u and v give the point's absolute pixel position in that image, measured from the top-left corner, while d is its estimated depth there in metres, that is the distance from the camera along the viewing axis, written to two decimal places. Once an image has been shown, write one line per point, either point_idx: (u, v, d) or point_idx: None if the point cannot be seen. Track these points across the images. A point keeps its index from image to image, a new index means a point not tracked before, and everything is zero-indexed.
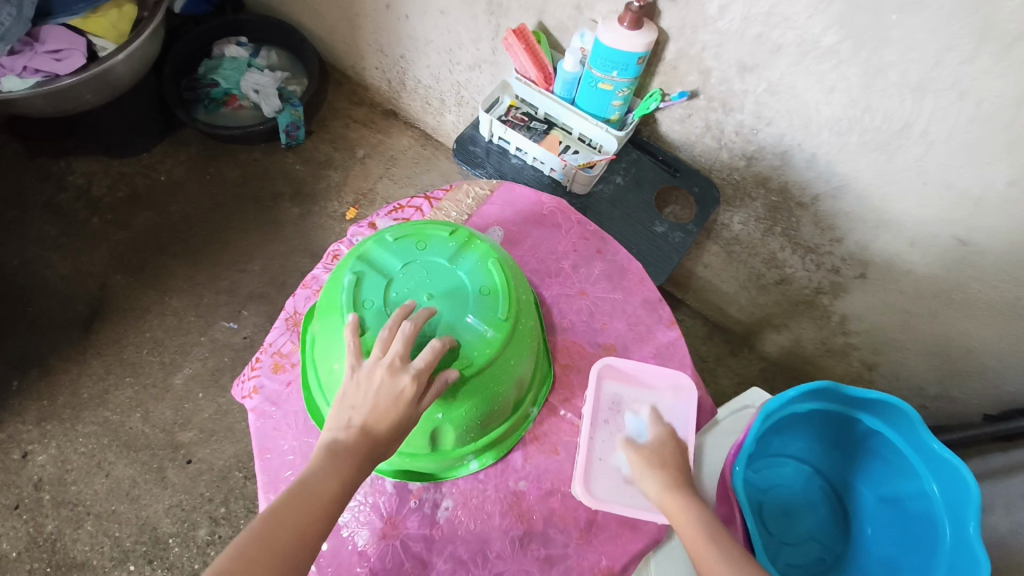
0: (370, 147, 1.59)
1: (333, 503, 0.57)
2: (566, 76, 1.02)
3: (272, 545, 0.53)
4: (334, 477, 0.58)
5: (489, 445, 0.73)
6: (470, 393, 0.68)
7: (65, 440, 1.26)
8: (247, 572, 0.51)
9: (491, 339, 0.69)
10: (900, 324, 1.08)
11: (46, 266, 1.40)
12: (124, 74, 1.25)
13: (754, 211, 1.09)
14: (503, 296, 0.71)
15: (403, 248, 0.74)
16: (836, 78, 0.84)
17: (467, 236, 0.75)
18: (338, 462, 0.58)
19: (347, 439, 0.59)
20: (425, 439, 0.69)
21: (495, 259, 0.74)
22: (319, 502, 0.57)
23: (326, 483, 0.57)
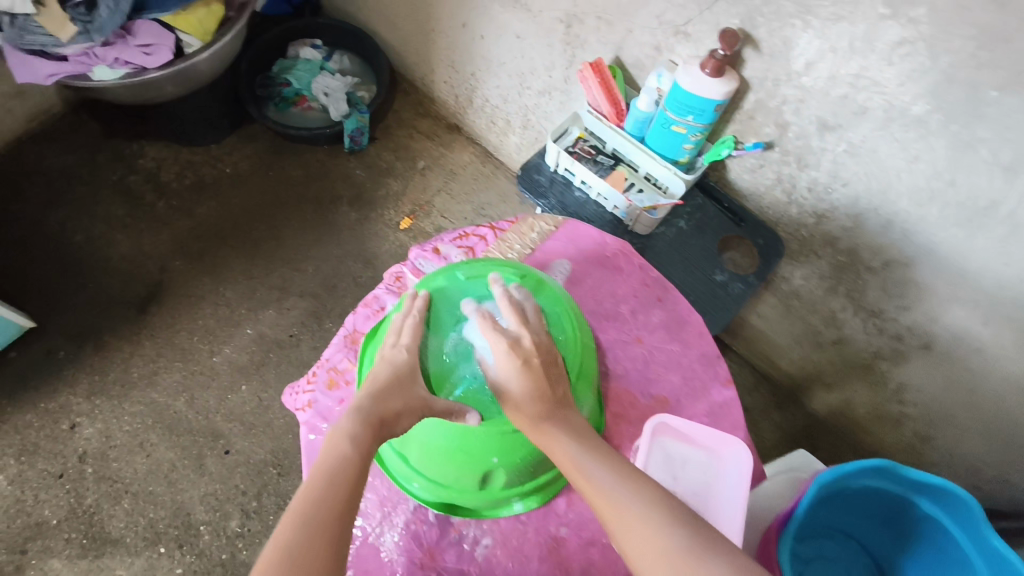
0: (431, 159, 1.61)
1: (355, 474, 0.56)
2: (639, 113, 1.01)
3: (306, 518, 0.51)
4: (345, 442, 0.58)
5: (537, 487, 0.73)
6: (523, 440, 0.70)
7: (112, 416, 1.30)
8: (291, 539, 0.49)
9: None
10: (961, 401, 1.05)
11: (111, 245, 1.45)
12: (205, 70, 1.29)
13: (819, 269, 1.07)
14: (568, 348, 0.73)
15: (477, 286, 0.76)
16: (922, 147, 0.82)
17: (537, 278, 0.77)
18: (348, 435, 0.59)
19: (350, 417, 0.61)
20: (477, 475, 0.70)
21: (563, 306, 0.76)
22: (338, 470, 0.56)
23: (337, 448, 0.58)
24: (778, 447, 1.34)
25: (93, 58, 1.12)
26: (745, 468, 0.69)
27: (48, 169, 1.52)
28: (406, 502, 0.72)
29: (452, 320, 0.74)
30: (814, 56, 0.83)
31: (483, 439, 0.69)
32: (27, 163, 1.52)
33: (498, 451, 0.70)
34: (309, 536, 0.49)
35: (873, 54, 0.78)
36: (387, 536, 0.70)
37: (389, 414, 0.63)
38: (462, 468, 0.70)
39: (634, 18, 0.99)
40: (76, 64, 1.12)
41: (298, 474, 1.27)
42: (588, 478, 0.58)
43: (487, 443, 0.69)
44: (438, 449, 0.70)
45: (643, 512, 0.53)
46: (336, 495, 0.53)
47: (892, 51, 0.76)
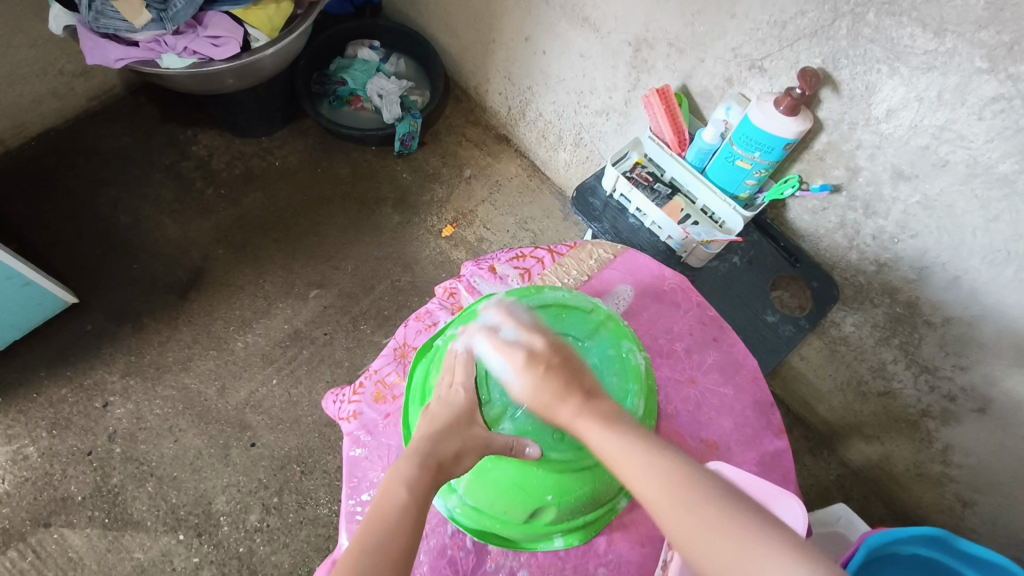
0: (477, 168, 1.61)
1: (410, 529, 0.55)
2: (703, 145, 0.99)
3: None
4: (401, 489, 0.58)
5: (580, 524, 0.72)
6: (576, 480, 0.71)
7: (144, 398, 1.31)
8: None
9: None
10: (1012, 469, 1.01)
11: (157, 228, 1.47)
12: (268, 65, 1.30)
13: (873, 317, 1.04)
14: (638, 394, 0.73)
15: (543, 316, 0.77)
16: (1003, 207, 0.79)
17: (606, 315, 0.78)
18: (406, 480, 0.59)
19: (407, 462, 0.61)
20: (525, 507, 0.70)
21: (629, 344, 0.76)
22: (394, 523, 0.55)
23: (394, 496, 0.57)
24: (810, 496, 1.29)
25: (162, 45, 1.15)
26: (797, 523, 0.65)
27: (104, 148, 1.54)
28: (444, 526, 0.72)
29: None
30: (897, 104, 0.81)
31: (540, 477, 0.70)
32: (84, 141, 1.54)
33: (554, 490, 0.70)
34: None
35: (962, 107, 0.76)
36: (421, 559, 0.71)
37: (447, 455, 0.63)
38: (514, 502, 0.70)
39: (708, 48, 0.97)
40: (146, 50, 1.14)
41: (320, 473, 1.26)
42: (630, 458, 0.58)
43: (544, 481, 0.70)
44: (491, 479, 0.71)
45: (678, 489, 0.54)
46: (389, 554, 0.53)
47: (982, 106, 0.74)
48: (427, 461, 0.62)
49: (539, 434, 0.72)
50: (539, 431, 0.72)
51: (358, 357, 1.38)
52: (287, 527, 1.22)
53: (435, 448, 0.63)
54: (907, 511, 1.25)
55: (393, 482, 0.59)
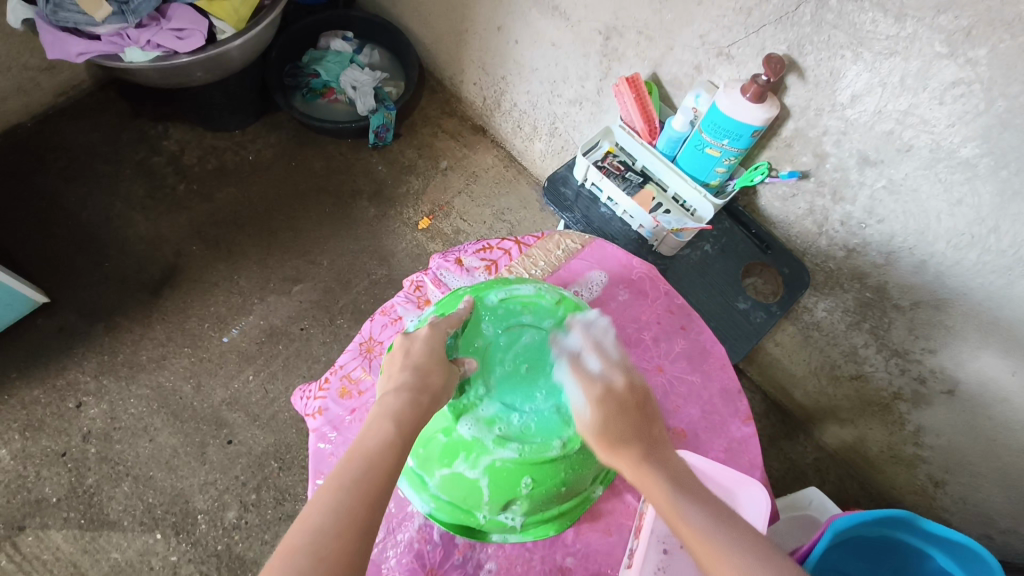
0: (454, 160, 1.60)
1: (393, 462, 0.58)
2: (673, 133, 0.99)
3: (337, 509, 0.53)
4: (387, 422, 0.60)
5: (553, 516, 0.72)
6: (550, 473, 0.69)
7: (118, 397, 1.29)
8: (331, 519, 0.52)
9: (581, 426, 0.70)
10: (981, 450, 1.02)
11: (129, 225, 1.45)
12: (237, 57, 1.28)
13: (844, 303, 1.04)
14: None
15: (511, 309, 0.76)
16: (966, 191, 0.80)
17: (573, 306, 0.78)
18: (393, 414, 0.60)
19: (396, 394, 0.62)
20: (498, 500, 0.69)
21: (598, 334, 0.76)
22: (376, 457, 0.57)
23: (382, 431, 0.59)
24: (786, 480, 1.31)
25: (125, 39, 1.13)
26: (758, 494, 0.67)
27: (73, 145, 1.52)
28: (412, 519, 0.72)
29: (486, 343, 0.74)
30: (861, 89, 0.81)
31: (513, 471, 0.68)
32: (52, 138, 1.51)
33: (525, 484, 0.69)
34: (339, 532, 0.52)
35: (923, 92, 0.76)
36: (389, 554, 0.71)
37: (436, 388, 0.64)
38: (488, 496, 0.69)
39: (676, 35, 0.97)
40: (108, 44, 1.12)
41: (298, 469, 1.26)
42: (683, 516, 0.56)
43: (517, 473, 0.68)
44: (462, 474, 0.69)
45: (740, 548, 0.53)
46: (368, 483, 0.55)
47: (943, 90, 0.74)
48: (420, 398, 0.62)
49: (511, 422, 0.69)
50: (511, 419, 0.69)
51: (336, 352, 1.37)
52: (266, 524, 1.22)
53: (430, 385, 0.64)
54: (882, 493, 1.27)
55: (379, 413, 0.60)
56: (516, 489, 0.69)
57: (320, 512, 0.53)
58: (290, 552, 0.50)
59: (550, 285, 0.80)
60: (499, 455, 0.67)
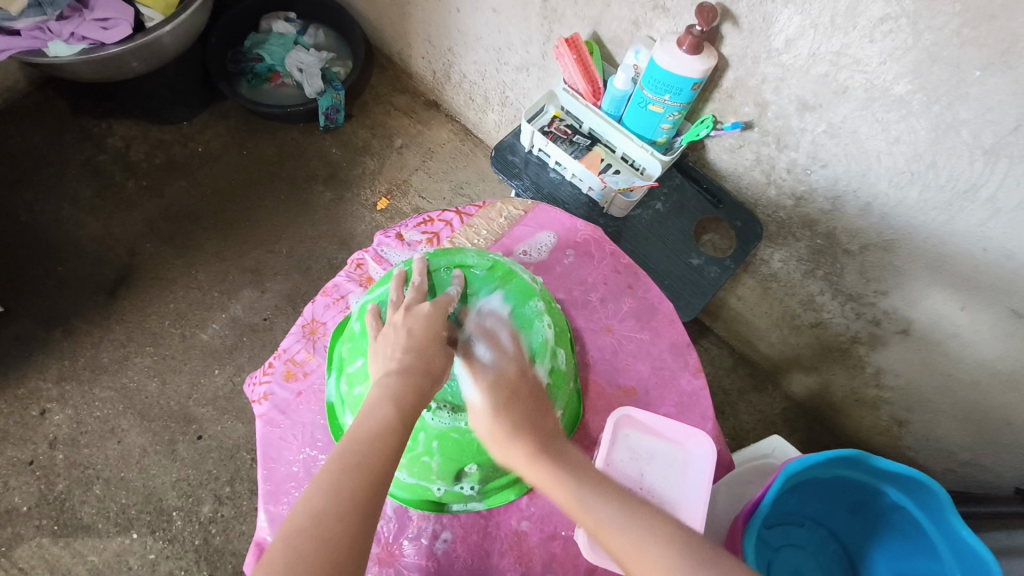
0: (409, 137, 1.57)
1: (394, 442, 0.58)
2: (616, 92, 0.97)
3: (337, 489, 0.53)
4: (389, 404, 0.60)
5: (514, 480, 0.72)
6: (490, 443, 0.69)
7: (82, 402, 1.27)
8: (335, 494, 0.53)
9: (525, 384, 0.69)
10: (937, 386, 1.04)
11: (80, 227, 1.41)
12: (171, 44, 1.24)
13: (797, 252, 1.05)
14: (543, 344, 0.72)
15: (443, 279, 0.74)
16: (903, 129, 0.79)
17: (507, 270, 0.76)
18: (392, 396, 0.61)
19: (394, 375, 0.62)
20: (450, 473, 0.69)
21: (535, 297, 0.75)
22: (375, 439, 0.57)
23: (382, 411, 0.59)
24: (757, 431, 1.32)
25: (47, 33, 1.09)
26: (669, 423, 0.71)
27: (15, 148, 1.47)
28: None
29: None
30: (794, 33, 0.80)
31: (457, 437, 0.68)
32: None
33: (472, 450, 0.68)
34: (342, 511, 0.52)
35: (855, 31, 0.75)
36: None
37: (435, 368, 0.64)
38: (438, 469, 0.69)
39: None
40: (28, 38, 1.08)
41: None
42: (587, 511, 0.59)
43: (463, 437, 0.68)
44: (408, 449, 0.68)
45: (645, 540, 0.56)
46: (372, 462, 0.56)
47: (874, 28, 0.73)
48: (421, 381, 0.63)
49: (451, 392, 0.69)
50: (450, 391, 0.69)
51: None
52: (241, 515, 1.22)
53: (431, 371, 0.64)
54: (850, 436, 1.29)
55: (378, 394, 0.61)
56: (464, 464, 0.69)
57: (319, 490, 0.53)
58: (294, 533, 0.50)
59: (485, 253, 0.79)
60: (447, 426, 0.68)
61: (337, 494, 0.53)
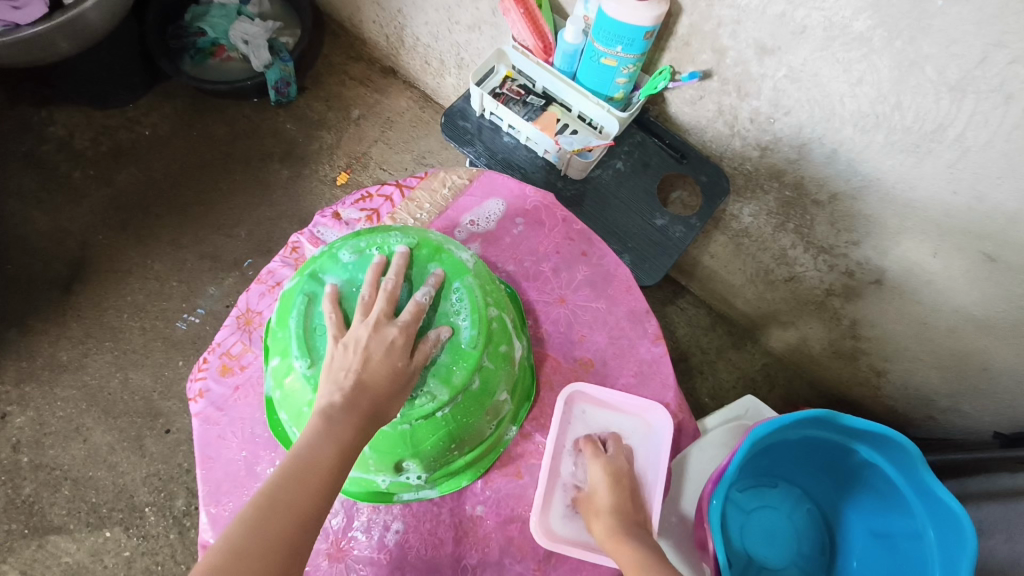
0: (366, 107, 1.50)
1: (326, 484, 0.55)
2: (567, 47, 0.92)
3: (253, 526, 0.51)
4: (328, 442, 0.56)
5: (466, 465, 0.70)
6: (424, 435, 0.64)
7: (43, 403, 1.24)
8: (249, 534, 0.50)
9: (461, 372, 0.64)
10: (913, 335, 1.01)
11: (27, 222, 1.35)
12: (98, 21, 1.17)
13: (766, 205, 1.01)
14: (475, 325, 0.66)
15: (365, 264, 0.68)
16: (865, 68, 0.74)
17: (437, 247, 0.70)
18: (335, 433, 0.57)
19: (340, 410, 0.57)
20: (388, 466, 0.66)
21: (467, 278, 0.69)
22: (306, 476, 0.54)
23: (321, 450, 0.56)
24: (736, 389, 1.30)
25: None
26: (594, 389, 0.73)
27: None
28: None
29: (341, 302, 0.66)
30: None
31: (386, 430, 0.63)
32: None
33: (405, 442, 0.64)
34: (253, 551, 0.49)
35: None
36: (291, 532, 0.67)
37: (381, 412, 0.59)
38: (376, 462, 0.65)
39: None
40: None
41: None
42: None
43: (393, 431, 0.63)
44: None
45: None
46: (294, 505, 0.53)
47: None
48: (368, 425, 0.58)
49: None
50: None
51: None
52: None
53: (378, 410, 0.59)
54: (830, 389, 1.27)
55: (318, 426, 0.57)
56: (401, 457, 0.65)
57: (241, 524, 0.50)
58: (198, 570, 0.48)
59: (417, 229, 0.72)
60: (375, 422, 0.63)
61: (253, 532, 0.50)
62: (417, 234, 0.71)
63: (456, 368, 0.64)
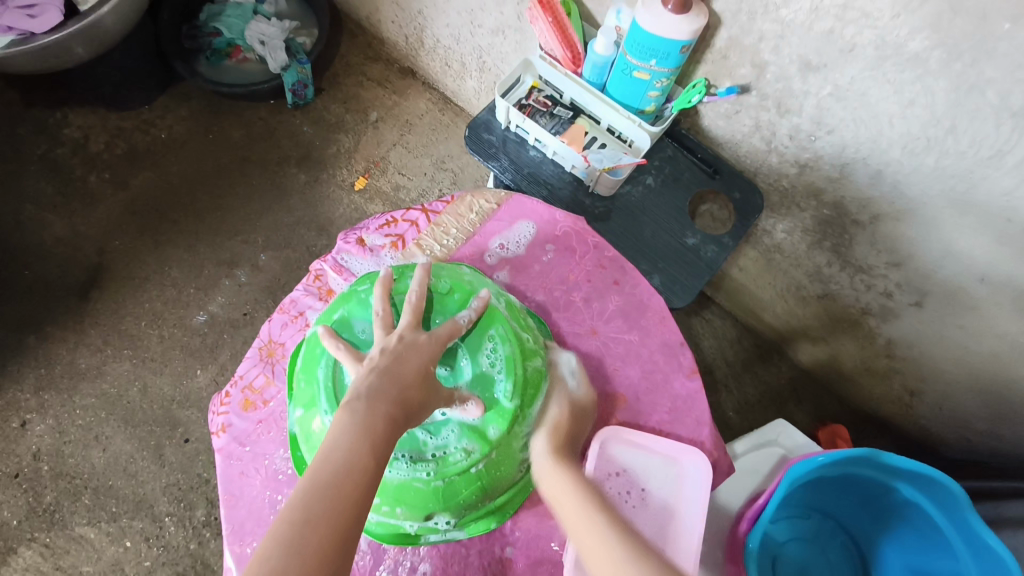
0: (384, 110, 1.47)
1: (365, 488, 0.50)
2: (597, 58, 0.88)
3: (294, 546, 0.45)
4: (365, 442, 0.51)
5: (493, 509, 0.68)
6: (457, 489, 0.64)
7: (62, 411, 1.23)
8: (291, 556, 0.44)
9: (496, 430, 0.65)
10: (952, 359, 0.97)
11: (43, 227, 1.34)
12: (114, 25, 1.14)
13: (802, 222, 0.97)
14: (512, 375, 0.67)
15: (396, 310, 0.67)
16: (918, 90, 0.70)
17: (467, 294, 0.71)
18: (370, 434, 0.52)
19: (373, 408, 0.54)
20: (420, 520, 0.65)
21: (501, 326, 0.69)
22: (344, 482, 0.49)
23: (360, 451, 0.51)
24: (762, 404, 1.26)
25: None
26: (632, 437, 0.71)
27: None
28: None
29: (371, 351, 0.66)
30: None
31: (418, 486, 0.63)
32: None
33: (437, 498, 0.64)
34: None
35: None
36: None
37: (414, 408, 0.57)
38: (408, 515, 0.64)
39: None
40: None
41: None
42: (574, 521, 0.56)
43: (427, 485, 0.63)
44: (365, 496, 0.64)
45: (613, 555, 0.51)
46: (338, 517, 0.47)
47: None
48: (397, 415, 0.55)
49: (410, 442, 0.64)
50: (408, 442, 0.64)
51: None
52: None
53: (412, 407, 0.57)
54: (860, 406, 1.24)
55: (352, 428, 0.52)
56: (434, 514, 0.64)
57: (276, 546, 0.44)
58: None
59: (445, 267, 0.74)
60: (410, 478, 0.63)
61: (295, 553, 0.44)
62: (449, 275, 0.72)
63: (490, 421, 0.65)
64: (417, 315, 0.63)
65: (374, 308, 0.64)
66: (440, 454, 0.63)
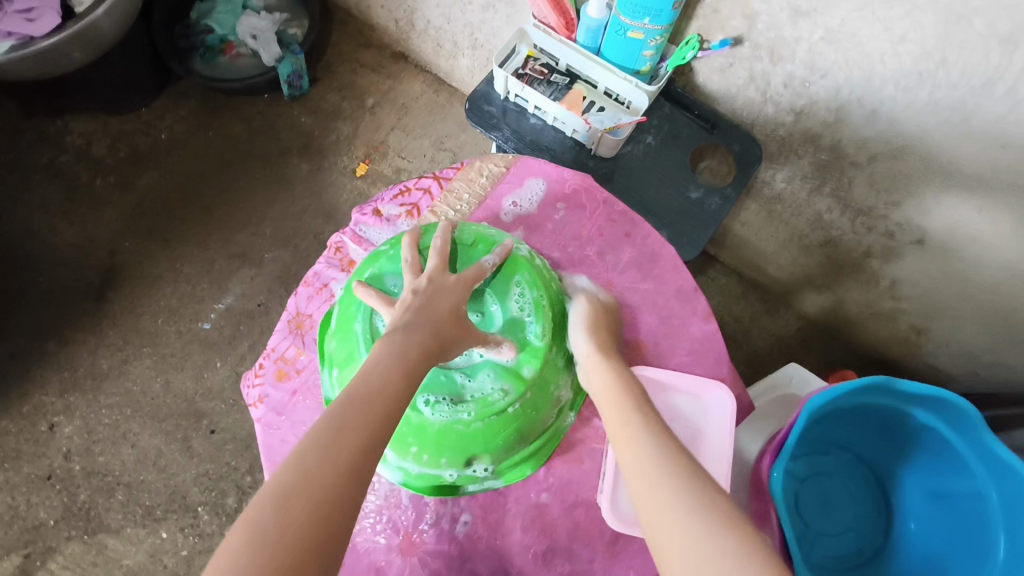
0: (380, 95, 1.49)
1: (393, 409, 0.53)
2: (590, 23, 0.89)
3: (328, 445, 0.48)
4: (396, 374, 0.55)
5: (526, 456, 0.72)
6: (495, 431, 0.68)
7: (89, 411, 1.26)
8: (323, 456, 0.47)
9: (528, 368, 0.69)
10: (956, 293, 1.00)
11: (54, 234, 1.36)
12: (109, 28, 1.15)
13: (801, 169, 0.99)
14: (540, 315, 0.72)
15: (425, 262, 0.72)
16: (907, 26, 0.72)
17: (489, 242, 0.74)
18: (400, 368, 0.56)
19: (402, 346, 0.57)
20: (460, 464, 0.68)
21: (524, 272, 0.74)
22: (374, 402, 0.52)
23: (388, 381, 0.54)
24: (772, 355, 1.29)
25: None
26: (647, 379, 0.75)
27: None
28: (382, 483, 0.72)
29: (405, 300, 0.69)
30: None
31: (459, 429, 0.67)
32: None
33: (476, 440, 0.68)
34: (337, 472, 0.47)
35: None
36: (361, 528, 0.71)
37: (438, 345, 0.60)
38: (449, 459, 0.68)
39: None
40: None
41: None
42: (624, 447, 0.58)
43: (467, 428, 0.67)
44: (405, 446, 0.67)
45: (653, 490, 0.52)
46: (369, 430, 0.50)
47: None
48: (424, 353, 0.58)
49: (448, 386, 0.68)
50: (447, 385, 0.68)
51: None
52: None
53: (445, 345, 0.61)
54: (868, 350, 1.26)
55: (384, 360, 0.56)
56: (474, 455, 0.68)
57: (314, 448, 0.47)
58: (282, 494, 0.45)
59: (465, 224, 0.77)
60: (451, 420, 0.67)
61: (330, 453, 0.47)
62: (472, 229, 0.75)
63: (523, 360, 0.70)
64: (443, 258, 0.68)
65: (404, 257, 0.69)
66: (479, 395, 0.67)
